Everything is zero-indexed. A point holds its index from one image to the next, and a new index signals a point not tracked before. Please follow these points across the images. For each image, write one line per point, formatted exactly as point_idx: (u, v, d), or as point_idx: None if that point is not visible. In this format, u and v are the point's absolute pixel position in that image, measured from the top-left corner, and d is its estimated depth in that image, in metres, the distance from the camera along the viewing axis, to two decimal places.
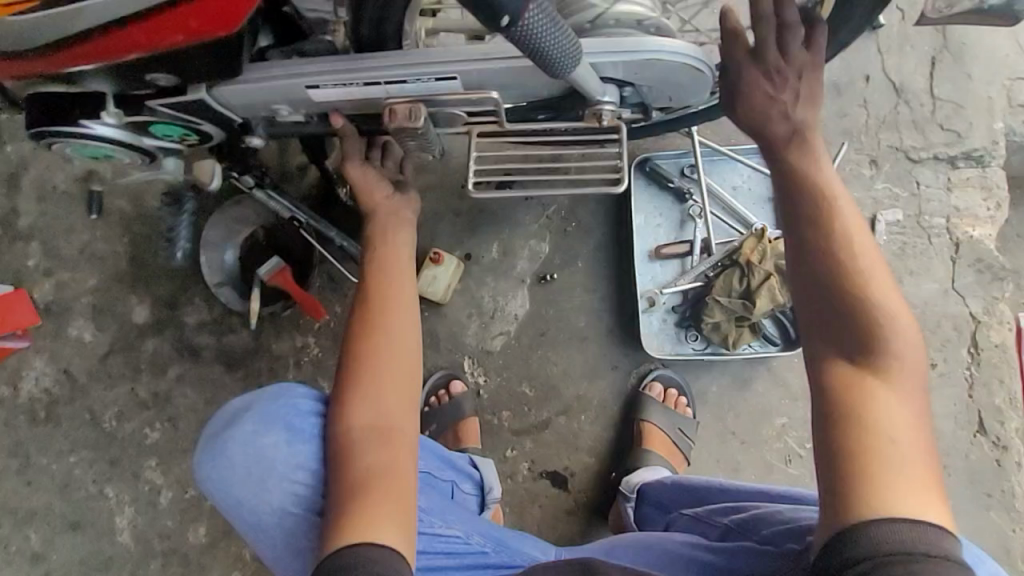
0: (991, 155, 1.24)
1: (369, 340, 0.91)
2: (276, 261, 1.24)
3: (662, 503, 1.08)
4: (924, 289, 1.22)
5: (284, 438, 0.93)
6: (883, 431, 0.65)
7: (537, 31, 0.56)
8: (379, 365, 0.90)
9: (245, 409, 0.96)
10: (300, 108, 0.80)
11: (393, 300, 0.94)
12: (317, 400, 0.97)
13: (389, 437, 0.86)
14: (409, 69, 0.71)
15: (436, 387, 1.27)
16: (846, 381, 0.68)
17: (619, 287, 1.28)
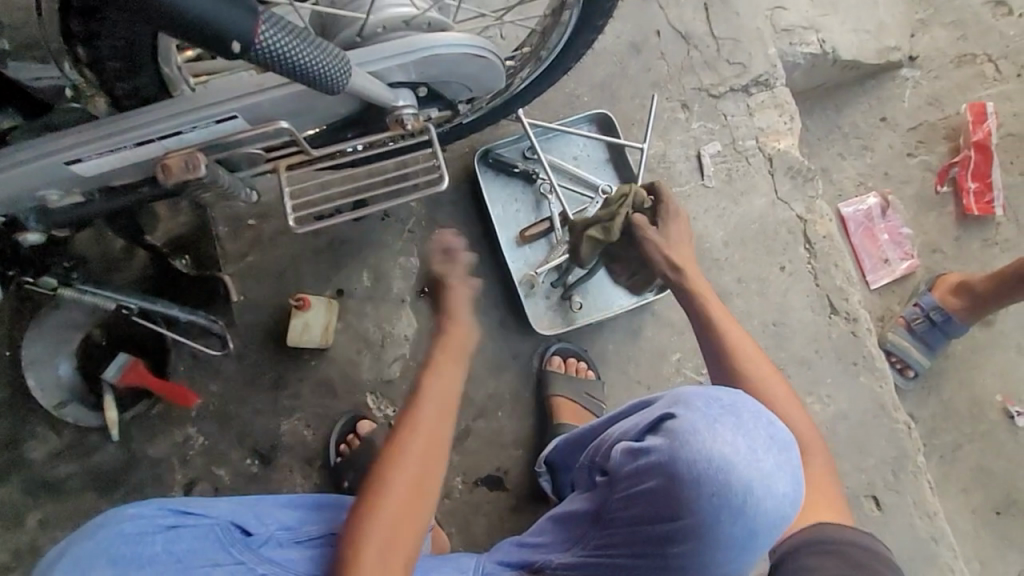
0: (774, 77, 1.40)
1: (389, 471, 0.80)
2: (123, 358, 1.11)
3: (564, 463, 1.07)
4: (756, 205, 1.36)
5: (111, 572, 0.66)
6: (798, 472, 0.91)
7: (282, 50, 0.54)
8: (386, 495, 0.79)
9: (52, 558, 0.68)
10: (72, 187, 0.71)
11: (417, 428, 0.82)
12: (155, 509, 0.75)
13: (393, 573, 0.77)
14: (179, 118, 0.65)
15: (344, 433, 1.20)
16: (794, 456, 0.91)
17: (498, 279, 1.29)
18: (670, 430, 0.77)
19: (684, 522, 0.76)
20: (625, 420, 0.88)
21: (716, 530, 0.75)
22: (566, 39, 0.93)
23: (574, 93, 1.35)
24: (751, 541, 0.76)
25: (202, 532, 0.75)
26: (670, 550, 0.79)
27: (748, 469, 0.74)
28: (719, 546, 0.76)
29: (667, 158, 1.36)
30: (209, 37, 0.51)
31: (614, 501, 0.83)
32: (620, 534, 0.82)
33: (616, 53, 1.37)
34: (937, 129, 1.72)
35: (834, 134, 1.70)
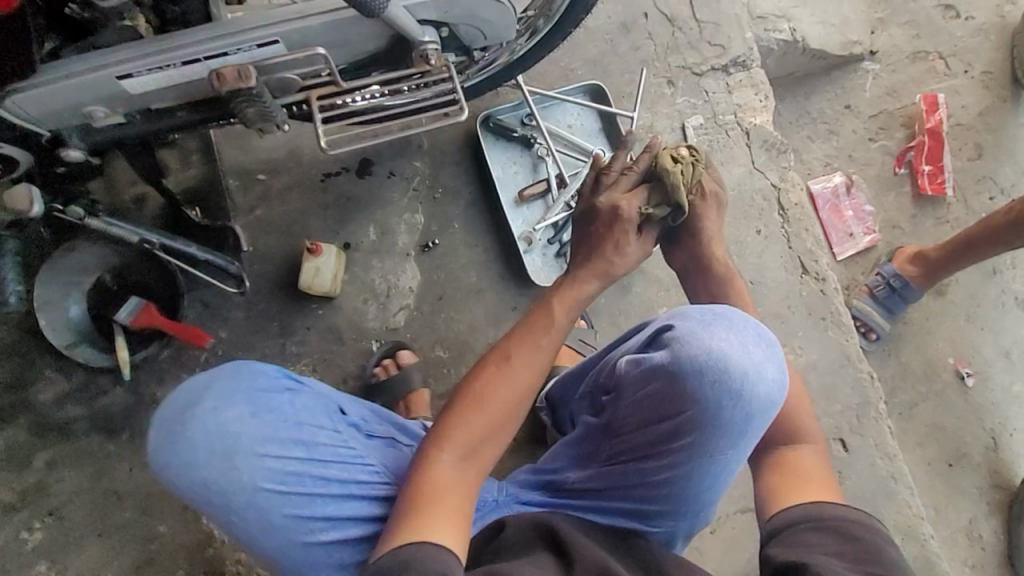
0: (751, 59, 1.53)
1: (490, 380, 0.88)
2: (135, 301, 1.14)
3: (564, 397, 1.13)
4: (735, 173, 1.48)
5: (249, 410, 0.83)
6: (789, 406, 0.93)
7: None
8: (483, 399, 0.86)
9: (201, 388, 0.84)
10: (117, 105, 0.76)
11: (519, 352, 0.89)
12: (272, 370, 0.88)
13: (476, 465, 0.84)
14: (226, 40, 0.72)
15: (382, 356, 1.26)
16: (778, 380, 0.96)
17: (498, 236, 1.37)
18: (671, 338, 0.82)
19: (684, 417, 0.82)
20: (626, 345, 0.93)
21: (716, 420, 0.81)
22: (567, 4, 1.02)
23: (569, 67, 1.46)
24: (749, 427, 0.81)
25: (311, 401, 0.88)
26: (675, 448, 0.84)
27: (740, 361, 0.79)
28: (720, 435, 0.82)
29: (654, 129, 1.47)
30: None
31: (621, 413, 0.88)
32: (629, 441, 0.88)
33: (608, 31, 1.48)
34: (896, 117, 1.88)
35: (804, 118, 1.85)
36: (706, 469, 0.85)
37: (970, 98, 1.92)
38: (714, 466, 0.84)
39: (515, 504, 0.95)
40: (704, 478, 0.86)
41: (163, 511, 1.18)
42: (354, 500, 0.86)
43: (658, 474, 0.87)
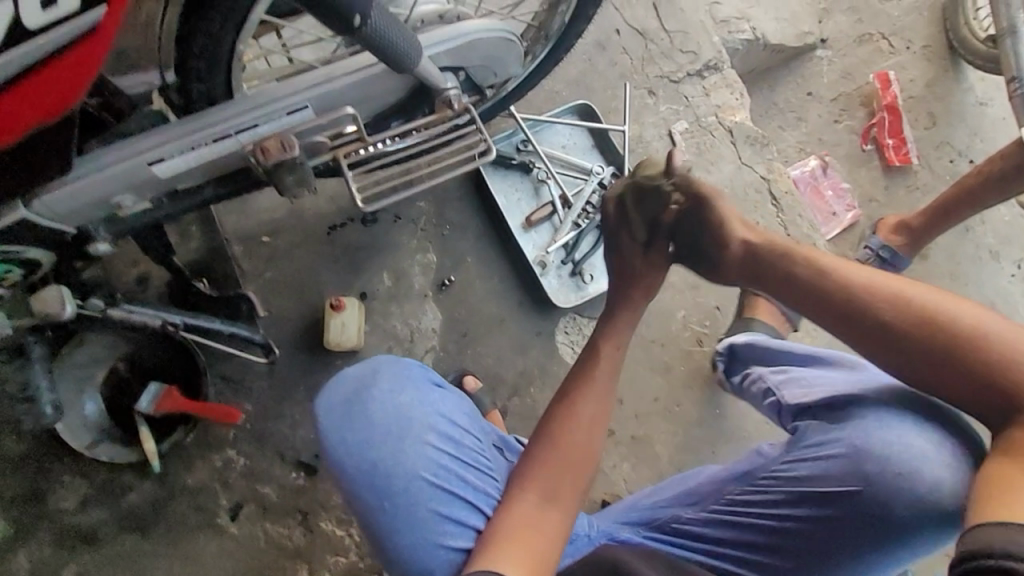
0: (721, 61, 1.59)
1: (580, 407, 0.91)
2: (155, 387, 1.09)
3: (746, 364, 1.16)
4: (725, 171, 1.53)
5: (418, 399, 0.90)
6: (968, 355, 0.74)
7: (384, 30, 0.63)
8: (570, 435, 0.89)
9: (368, 376, 0.90)
10: (145, 192, 0.74)
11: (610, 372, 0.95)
12: (426, 372, 0.94)
13: (558, 505, 0.84)
14: (257, 112, 0.72)
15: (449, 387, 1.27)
16: (926, 322, 0.77)
17: (511, 264, 1.36)
18: (864, 413, 0.85)
19: (855, 491, 0.81)
20: (809, 399, 0.94)
21: (884, 507, 0.79)
22: (559, 34, 1.04)
23: (553, 90, 1.49)
24: (913, 534, 0.79)
25: (459, 405, 0.94)
26: (824, 514, 0.84)
27: (936, 465, 0.78)
28: (884, 525, 0.80)
29: (643, 139, 1.51)
30: (334, 12, 0.58)
31: (779, 464, 0.90)
32: (772, 494, 0.89)
33: (585, 50, 1.52)
34: (854, 97, 1.99)
35: (772, 110, 1.94)
36: (843, 551, 0.83)
37: (916, 72, 2.05)
38: (863, 563, 0.83)
39: (607, 538, 0.95)
40: (841, 556, 0.83)
41: None
42: (479, 512, 0.87)
43: (791, 537, 0.86)
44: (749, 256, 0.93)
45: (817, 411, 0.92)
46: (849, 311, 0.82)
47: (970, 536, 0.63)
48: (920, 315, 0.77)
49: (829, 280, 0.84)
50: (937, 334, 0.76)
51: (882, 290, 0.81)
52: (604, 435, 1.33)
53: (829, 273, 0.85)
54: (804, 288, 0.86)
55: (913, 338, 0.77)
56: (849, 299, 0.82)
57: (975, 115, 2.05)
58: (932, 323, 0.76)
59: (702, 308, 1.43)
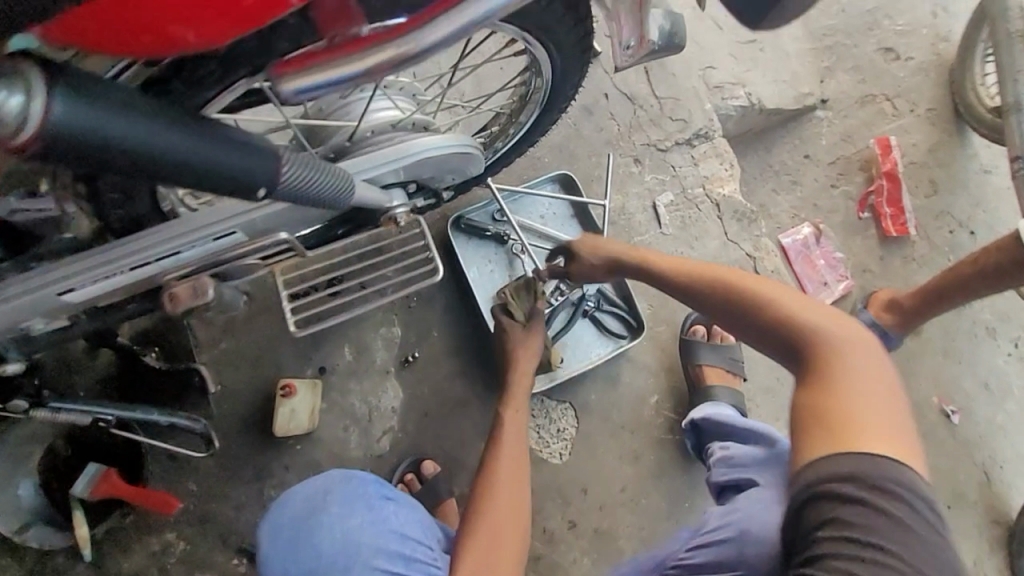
0: (712, 129, 1.53)
1: (497, 467, 1.01)
2: (93, 469, 1.04)
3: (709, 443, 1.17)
4: (710, 247, 1.47)
5: (367, 518, 0.88)
6: (784, 313, 0.87)
7: (296, 180, 0.61)
8: (499, 497, 0.96)
9: (321, 495, 0.89)
10: (59, 314, 0.69)
11: (513, 427, 1.07)
12: (376, 483, 0.92)
13: (500, 563, 0.90)
14: (178, 240, 0.65)
15: (404, 472, 1.22)
16: (750, 294, 0.90)
17: (479, 341, 1.31)
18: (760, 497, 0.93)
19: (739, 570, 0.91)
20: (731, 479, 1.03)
21: None
22: (527, 124, 1.00)
23: (534, 156, 1.43)
24: None
25: (412, 514, 0.93)
26: None
27: None
28: None
29: (626, 210, 1.45)
30: (236, 185, 0.57)
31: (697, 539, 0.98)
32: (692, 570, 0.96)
33: (570, 115, 1.46)
34: (853, 162, 1.92)
35: (766, 172, 1.88)
36: None
37: (920, 136, 1.97)
38: None
39: None
40: None
41: None
42: None
43: None
44: (619, 265, 1.07)
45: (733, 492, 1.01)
46: (695, 290, 0.96)
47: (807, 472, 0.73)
48: (722, 291, 0.92)
49: (677, 272, 0.99)
50: (759, 301, 0.89)
51: (717, 272, 0.95)
52: (564, 525, 1.29)
53: (677, 265, 0.99)
54: (664, 280, 1.00)
55: (743, 310, 0.90)
56: (694, 282, 0.96)
57: (979, 184, 1.97)
58: (734, 297, 0.91)
59: (676, 392, 1.38)
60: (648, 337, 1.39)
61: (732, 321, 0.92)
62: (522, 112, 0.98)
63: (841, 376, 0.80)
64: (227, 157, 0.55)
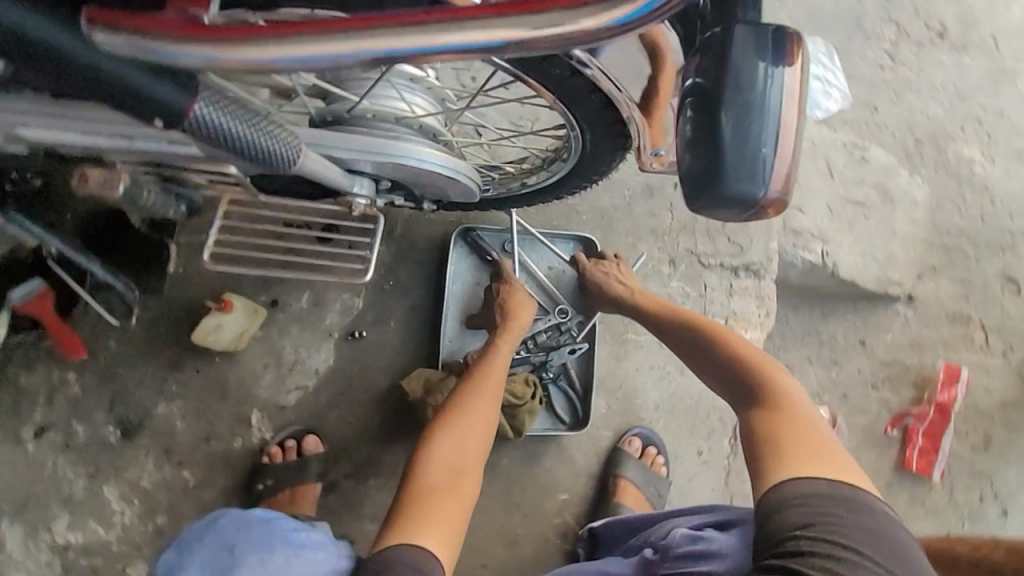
0: (765, 269, 1.41)
1: (468, 410, 1.04)
2: (36, 284, 1.07)
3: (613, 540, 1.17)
4: (699, 382, 1.35)
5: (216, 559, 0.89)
6: (751, 356, 1.02)
7: (220, 121, 0.52)
8: (477, 403, 1.05)
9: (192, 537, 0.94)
10: (15, 142, 0.68)
11: (491, 380, 1.09)
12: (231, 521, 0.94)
13: (467, 455, 1.00)
14: (131, 129, 0.63)
15: (287, 436, 1.19)
16: (729, 338, 1.06)
17: (428, 352, 1.26)
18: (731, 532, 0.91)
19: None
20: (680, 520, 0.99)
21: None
22: (543, 186, 0.98)
23: (574, 208, 1.37)
24: None
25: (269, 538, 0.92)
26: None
27: None
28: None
29: None
30: (136, 105, 0.49)
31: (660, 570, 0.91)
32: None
33: (630, 187, 1.39)
34: (909, 373, 1.71)
35: (811, 337, 1.70)
36: None
37: (997, 384, 1.73)
38: None
39: None
40: None
41: None
42: None
43: None
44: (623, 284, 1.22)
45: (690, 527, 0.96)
46: (685, 325, 1.12)
47: (783, 490, 0.82)
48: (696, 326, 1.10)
49: (670, 311, 1.16)
50: (732, 348, 1.05)
51: (699, 318, 1.12)
52: None
53: (669, 306, 1.17)
54: (656, 314, 1.17)
55: (718, 353, 1.06)
56: (684, 319, 1.13)
57: None
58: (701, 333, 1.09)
59: (588, 502, 1.28)
60: (590, 434, 1.30)
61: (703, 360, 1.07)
62: (544, 170, 0.96)
63: (788, 402, 0.95)
64: (129, 71, 0.47)
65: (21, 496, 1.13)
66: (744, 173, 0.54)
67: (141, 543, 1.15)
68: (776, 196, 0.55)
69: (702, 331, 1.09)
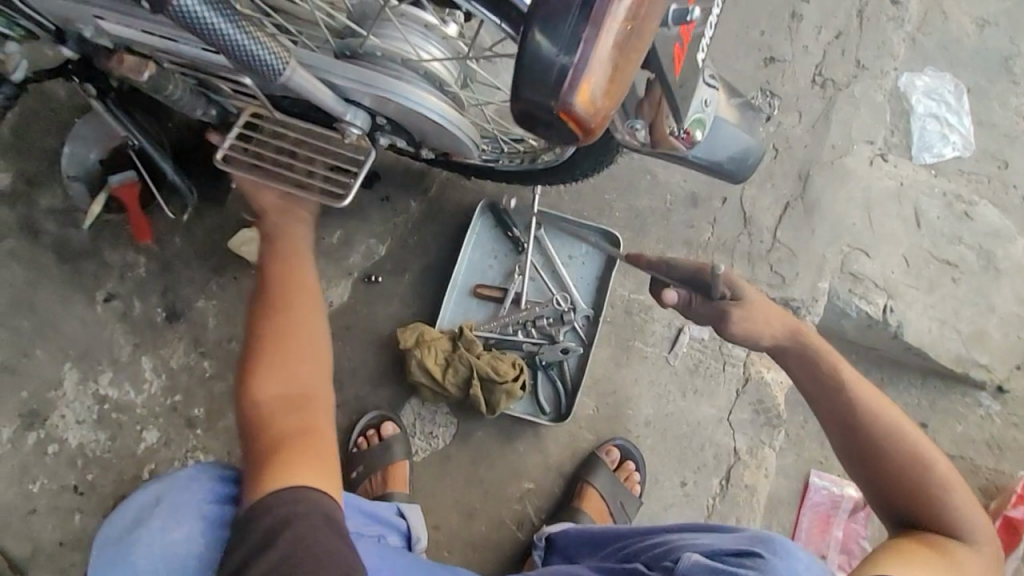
0: (807, 309, 1.28)
1: (272, 322, 0.82)
2: (129, 174, 1.25)
3: (567, 552, 1.10)
4: (701, 410, 1.26)
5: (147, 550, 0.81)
6: (914, 446, 0.84)
7: (204, 17, 0.60)
8: (285, 313, 0.83)
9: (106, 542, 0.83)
10: (101, 36, 0.83)
11: (294, 272, 0.86)
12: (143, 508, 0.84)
13: (297, 360, 0.81)
14: (175, 32, 0.76)
15: None
16: (900, 416, 0.86)
17: (432, 310, 1.31)
18: (756, 564, 0.76)
19: None
20: (696, 544, 0.87)
21: None
22: (552, 165, 1.00)
23: (609, 203, 1.33)
24: None
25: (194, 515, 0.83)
26: None
27: None
28: None
29: (650, 312, 1.30)
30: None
31: None
32: None
33: (673, 193, 1.33)
34: (979, 476, 1.42)
35: None
36: None
37: None
38: None
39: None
40: None
41: (47, 341, 1.32)
42: None
43: None
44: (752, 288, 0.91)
45: (705, 551, 0.83)
46: (851, 376, 0.87)
47: None
48: (856, 399, 0.86)
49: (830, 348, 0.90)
50: (901, 428, 0.85)
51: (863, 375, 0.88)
52: None
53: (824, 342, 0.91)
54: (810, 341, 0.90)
55: (881, 425, 0.85)
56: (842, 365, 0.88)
57: None
58: (864, 429, 0.85)
59: (551, 498, 1.24)
60: (571, 432, 1.26)
61: (867, 445, 0.85)
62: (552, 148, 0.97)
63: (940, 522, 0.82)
64: None
65: (80, 347, 1.32)
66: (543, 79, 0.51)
67: (159, 413, 1.31)
68: (579, 105, 0.51)
69: (870, 392, 0.87)
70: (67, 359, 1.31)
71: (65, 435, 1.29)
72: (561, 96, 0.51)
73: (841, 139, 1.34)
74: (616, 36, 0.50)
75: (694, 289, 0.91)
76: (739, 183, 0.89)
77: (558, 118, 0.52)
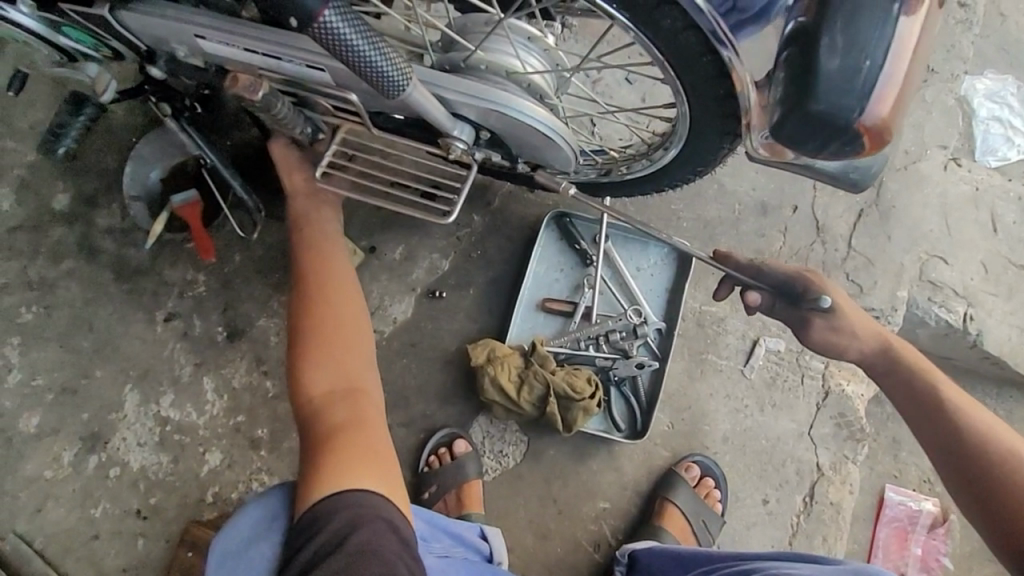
0: (887, 318, 1.25)
1: (320, 335, 0.86)
2: (192, 193, 1.23)
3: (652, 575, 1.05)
4: (781, 424, 1.22)
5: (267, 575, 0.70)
6: None
7: (339, 32, 0.61)
8: (332, 309, 0.89)
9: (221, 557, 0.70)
10: (197, 54, 0.81)
11: (337, 290, 0.91)
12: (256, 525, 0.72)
13: (346, 355, 0.85)
14: (287, 49, 0.74)
15: None
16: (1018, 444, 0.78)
17: (500, 326, 1.28)
18: None
19: None
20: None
21: None
22: (637, 178, 0.98)
23: (677, 213, 1.29)
24: None
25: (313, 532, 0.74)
26: None
27: None
28: None
29: (724, 324, 1.26)
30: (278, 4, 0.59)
31: None
32: None
33: (744, 202, 1.30)
34: None
35: None
36: None
37: None
38: None
39: None
40: None
41: (109, 362, 1.30)
42: None
43: None
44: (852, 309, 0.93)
45: None
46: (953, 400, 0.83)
47: None
48: (957, 422, 0.81)
49: (931, 374, 0.87)
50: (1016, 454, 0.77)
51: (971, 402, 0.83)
52: None
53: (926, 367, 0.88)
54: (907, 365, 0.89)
55: (988, 449, 0.78)
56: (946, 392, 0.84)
57: None
58: (964, 450, 0.79)
59: (628, 517, 1.20)
60: (646, 449, 1.23)
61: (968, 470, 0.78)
62: (640, 160, 0.96)
63: None
64: None
65: (141, 368, 1.30)
66: (848, 88, 0.58)
67: (221, 434, 1.29)
68: (876, 121, 0.59)
69: (976, 416, 0.81)
70: (128, 380, 1.29)
71: (127, 458, 1.27)
72: (864, 112, 0.59)
73: (913, 144, 1.31)
74: (905, 67, 0.60)
75: (781, 295, 0.95)
76: (856, 190, 0.86)
77: (854, 131, 0.60)
